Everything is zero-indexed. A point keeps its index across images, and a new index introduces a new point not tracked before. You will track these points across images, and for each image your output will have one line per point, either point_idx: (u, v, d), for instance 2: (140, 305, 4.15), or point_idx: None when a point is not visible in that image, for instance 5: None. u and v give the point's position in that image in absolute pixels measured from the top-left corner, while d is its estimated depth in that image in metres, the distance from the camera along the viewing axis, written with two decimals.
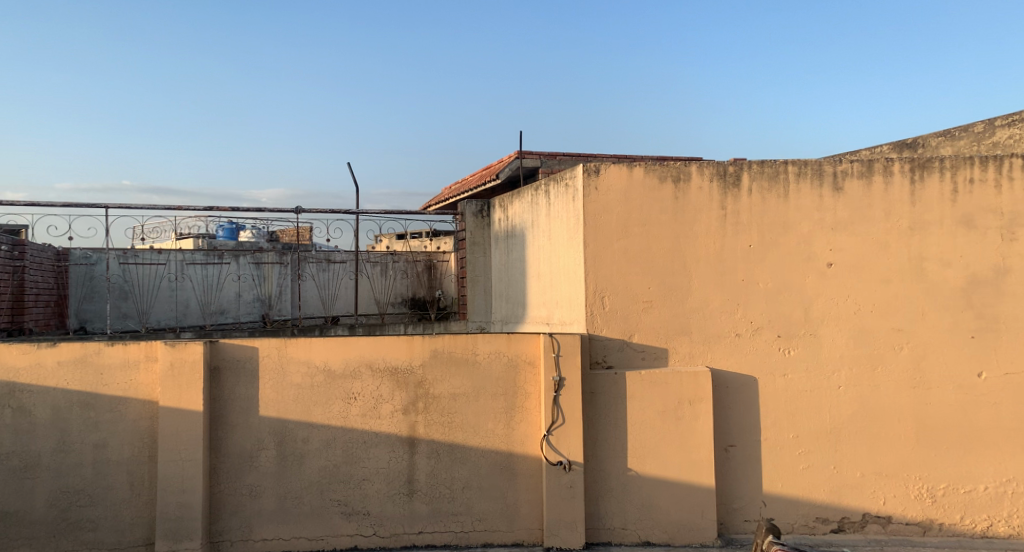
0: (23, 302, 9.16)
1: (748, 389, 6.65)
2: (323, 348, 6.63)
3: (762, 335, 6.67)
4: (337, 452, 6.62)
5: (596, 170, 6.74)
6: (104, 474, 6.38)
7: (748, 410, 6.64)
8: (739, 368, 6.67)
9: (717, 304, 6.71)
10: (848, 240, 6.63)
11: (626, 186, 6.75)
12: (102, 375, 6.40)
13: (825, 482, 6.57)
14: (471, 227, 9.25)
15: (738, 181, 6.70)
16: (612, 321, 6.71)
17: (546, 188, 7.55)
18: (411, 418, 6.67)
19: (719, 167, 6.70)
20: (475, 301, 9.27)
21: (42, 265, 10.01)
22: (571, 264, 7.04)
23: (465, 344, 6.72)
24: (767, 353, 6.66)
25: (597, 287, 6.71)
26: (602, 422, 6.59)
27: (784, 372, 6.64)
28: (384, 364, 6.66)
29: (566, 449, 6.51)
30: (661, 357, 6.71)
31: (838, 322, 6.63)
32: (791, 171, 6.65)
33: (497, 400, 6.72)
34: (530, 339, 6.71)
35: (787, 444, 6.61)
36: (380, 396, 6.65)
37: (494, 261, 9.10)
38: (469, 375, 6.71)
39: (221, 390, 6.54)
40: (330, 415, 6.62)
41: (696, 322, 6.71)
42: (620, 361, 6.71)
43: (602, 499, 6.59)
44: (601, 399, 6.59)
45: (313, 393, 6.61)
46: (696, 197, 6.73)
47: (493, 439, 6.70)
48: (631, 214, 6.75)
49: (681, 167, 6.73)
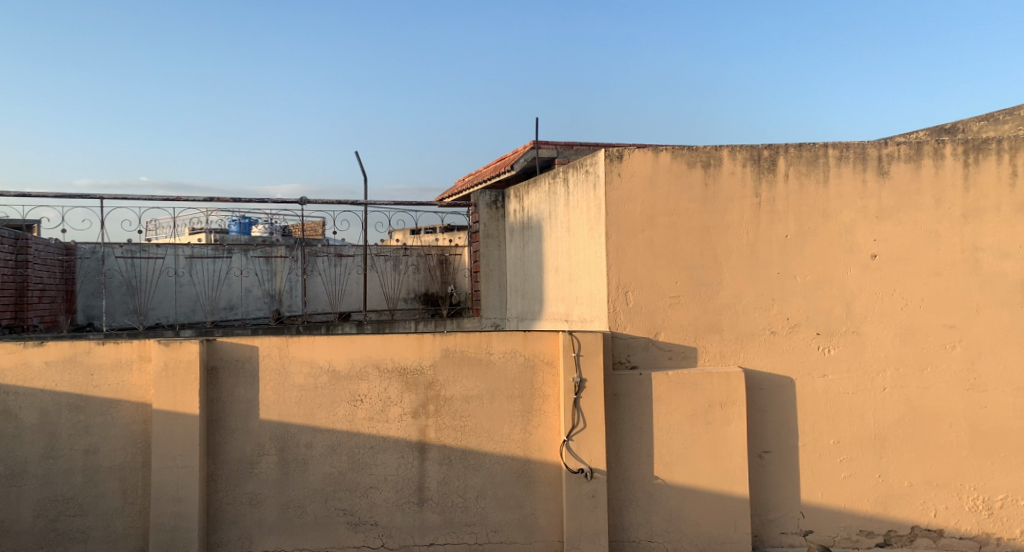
0: (28, 297, 8.76)
1: (784, 391, 6.16)
2: (328, 347, 6.20)
3: (800, 333, 6.18)
4: (342, 458, 6.19)
5: (619, 156, 6.26)
6: (95, 481, 5.95)
7: (785, 414, 6.16)
8: (775, 368, 6.18)
9: (750, 299, 6.22)
10: (893, 229, 6.12)
11: (652, 172, 6.26)
12: (92, 376, 5.97)
13: (869, 492, 6.08)
14: (484, 218, 8.77)
15: (773, 166, 6.20)
16: (637, 317, 6.23)
17: (565, 176, 7.09)
18: (422, 422, 6.23)
19: (753, 151, 6.21)
20: (490, 296, 8.79)
21: (48, 260, 9.56)
22: (591, 256, 6.57)
23: (478, 342, 6.26)
24: (804, 352, 6.17)
25: (621, 282, 6.24)
26: (626, 426, 6.13)
27: (824, 373, 6.14)
28: (393, 364, 6.22)
29: (588, 455, 6.05)
30: (689, 356, 6.24)
31: (883, 319, 6.12)
32: (831, 155, 6.14)
33: (513, 402, 6.26)
34: (548, 338, 6.25)
35: (828, 451, 6.12)
36: (388, 399, 6.21)
37: (509, 254, 8.63)
38: (484, 376, 6.26)
39: (219, 392, 6.12)
40: (335, 419, 6.19)
41: (727, 319, 6.23)
42: (645, 361, 6.24)
43: (627, 509, 6.12)
44: (625, 402, 6.12)
45: (316, 395, 6.18)
46: (728, 184, 6.23)
47: (509, 444, 6.25)
48: (657, 202, 6.27)
49: (711, 151, 6.24)
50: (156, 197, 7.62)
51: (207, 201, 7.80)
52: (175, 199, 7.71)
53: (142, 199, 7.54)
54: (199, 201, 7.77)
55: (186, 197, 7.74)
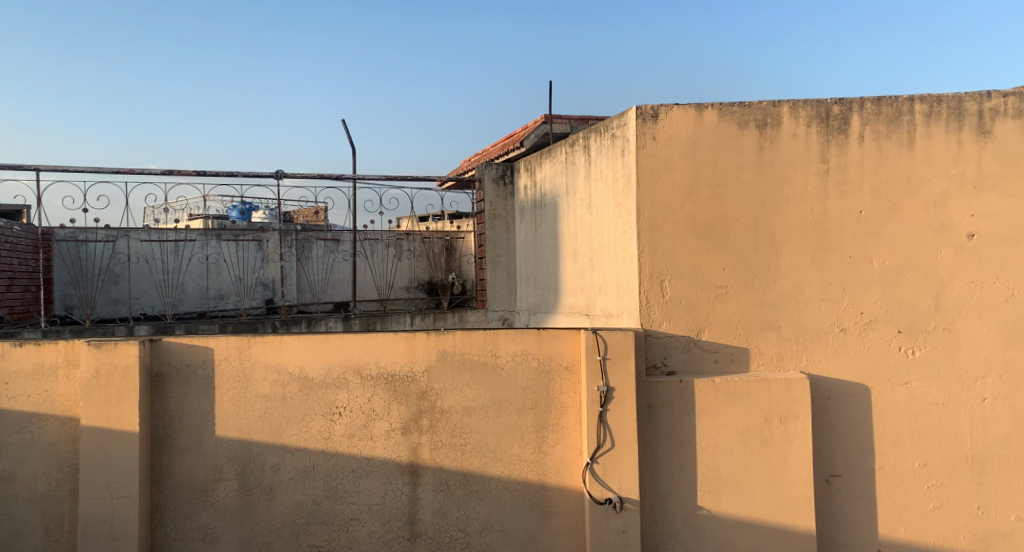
0: None
1: (858, 402, 5.06)
2: (299, 348, 5.08)
3: (877, 330, 5.06)
4: (317, 483, 5.07)
5: (654, 114, 5.11)
6: (11, 515, 4.83)
7: (857, 430, 5.05)
8: (847, 375, 5.07)
9: (816, 290, 5.09)
10: (995, 202, 5.01)
11: (695, 134, 5.10)
12: (8, 385, 4.83)
13: (964, 526, 5.01)
14: (490, 196, 7.60)
15: (845, 126, 5.07)
16: (675, 312, 5.10)
17: (585, 142, 5.92)
18: (413, 440, 5.11)
19: (820, 107, 5.07)
20: (497, 287, 7.58)
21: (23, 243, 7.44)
22: (617, 239, 5.43)
23: (482, 342, 5.13)
24: (883, 354, 5.06)
25: (655, 269, 5.10)
26: (662, 445, 5.02)
27: (906, 379, 5.04)
28: (378, 370, 5.10)
29: (617, 482, 4.93)
30: (739, 360, 5.12)
31: (980, 314, 5.02)
32: (917, 112, 5.01)
33: (524, 416, 5.15)
34: (567, 336, 5.14)
35: (913, 475, 5.03)
36: (372, 412, 5.09)
37: (520, 237, 7.47)
38: (489, 384, 5.14)
39: (165, 404, 4.96)
40: (308, 436, 5.07)
41: (787, 314, 5.10)
42: (685, 364, 5.11)
43: (665, 547, 5.01)
44: (661, 416, 5.01)
45: (285, 408, 5.06)
46: (790, 148, 5.09)
47: (521, 467, 5.14)
48: (701, 172, 5.11)
49: (768, 106, 5.09)
50: (104, 169, 6.49)
51: (164, 173, 6.64)
52: (126, 171, 6.56)
53: (84, 171, 6.39)
54: (155, 173, 6.62)
55: (139, 169, 6.58)
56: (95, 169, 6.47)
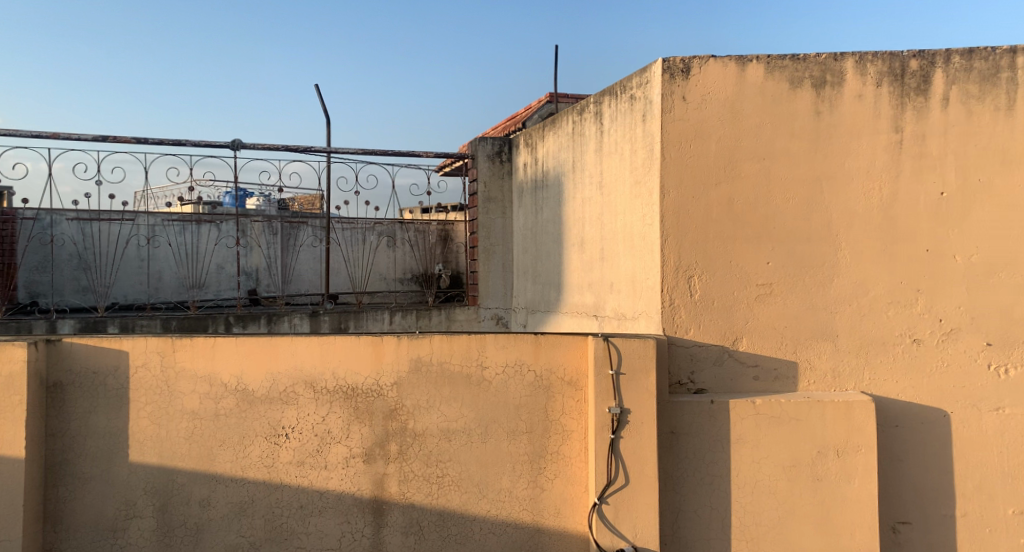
0: None
1: (935, 431, 4.04)
2: (234, 353, 4.06)
3: (960, 343, 4.04)
4: (256, 523, 4.05)
5: (685, 69, 4.08)
6: None
7: (932, 465, 4.04)
8: (921, 397, 4.05)
9: (884, 291, 4.06)
10: None
11: (736, 94, 4.07)
12: None
13: None
14: (485, 175, 6.56)
15: (925, 86, 4.03)
16: (706, 316, 4.07)
17: (596, 108, 4.89)
18: (378, 470, 4.09)
19: (894, 61, 4.03)
20: (490, 280, 6.55)
21: None
22: (635, 225, 4.40)
23: (465, 349, 4.12)
24: (967, 373, 4.03)
25: (682, 263, 4.07)
26: (689, 482, 4.01)
27: (998, 405, 4.02)
28: (336, 382, 4.08)
29: (631, 528, 3.92)
30: (785, 377, 4.10)
31: None
32: (1018, 69, 3.98)
33: (516, 443, 4.13)
34: (572, 344, 4.12)
35: (1001, 525, 4.01)
36: (327, 434, 4.08)
37: (518, 223, 6.43)
38: (474, 401, 4.12)
39: (66, 424, 3.96)
40: (245, 463, 4.05)
41: (847, 321, 4.07)
42: (717, 381, 4.10)
43: None
44: (686, 445, 3.99)
45: (217, 428, 4.04)
46: (854, 112, 4.06)
47: (511, 505, 4.13)
48: (743, 141, 4.08)
49: (828, 60, 4.05)
50: (25, 132, 5.47)
51: (97, 139, 5.61)
52: (49, 136, 5.52)
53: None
54: (85, 139, 5.59)
55: (66, 135, 5.56)
56: (13, 133, 5.45)
